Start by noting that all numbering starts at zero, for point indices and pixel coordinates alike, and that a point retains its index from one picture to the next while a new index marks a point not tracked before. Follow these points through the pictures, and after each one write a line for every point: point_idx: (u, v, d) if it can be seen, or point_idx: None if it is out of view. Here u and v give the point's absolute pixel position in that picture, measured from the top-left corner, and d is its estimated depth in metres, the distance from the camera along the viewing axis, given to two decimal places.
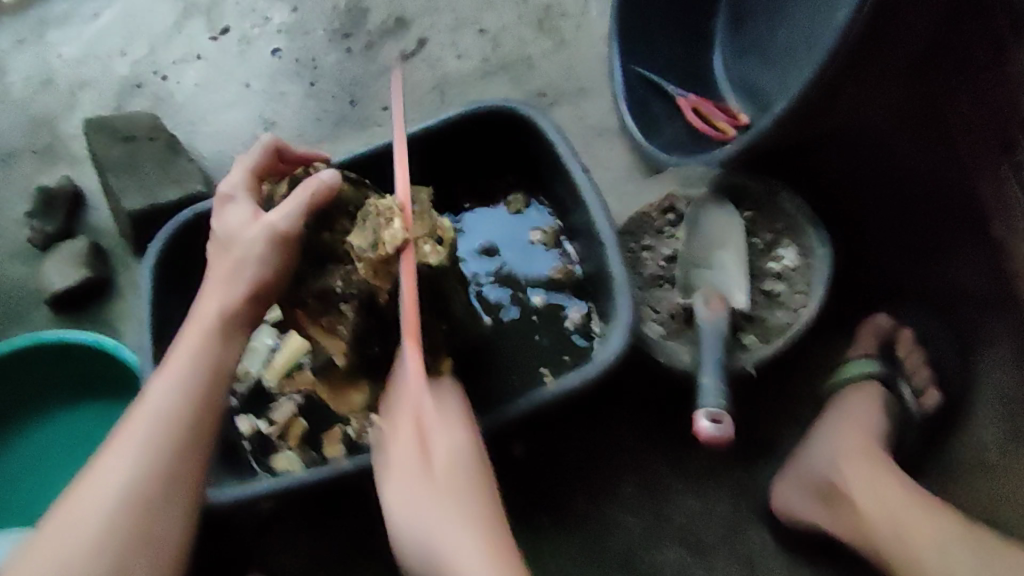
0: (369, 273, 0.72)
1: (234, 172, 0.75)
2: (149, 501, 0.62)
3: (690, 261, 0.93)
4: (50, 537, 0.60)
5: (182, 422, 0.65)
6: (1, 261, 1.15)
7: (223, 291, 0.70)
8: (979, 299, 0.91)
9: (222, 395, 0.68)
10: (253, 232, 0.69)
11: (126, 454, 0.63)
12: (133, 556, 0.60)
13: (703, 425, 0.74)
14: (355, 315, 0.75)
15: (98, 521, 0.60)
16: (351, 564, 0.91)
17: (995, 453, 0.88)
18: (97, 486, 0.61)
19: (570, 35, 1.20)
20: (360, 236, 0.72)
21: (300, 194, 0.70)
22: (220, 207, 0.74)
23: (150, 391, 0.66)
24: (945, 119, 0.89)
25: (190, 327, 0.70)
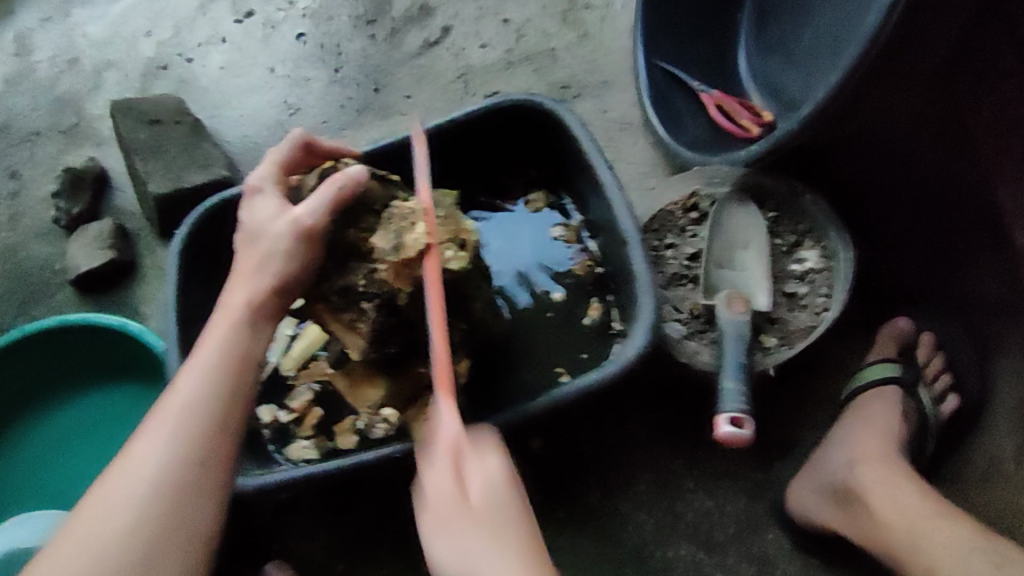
0: (390, 275, 0.72)
1: (262, 165, 0.76)
2: (181, 486, 0.63)
3: (713, 260, 0.91)
4: (86, 521, 0.61)
5: (212, 409, 0.66)
6: (28, 242, 1.17)
7: (249, 285, 0.70)
8: (994, 305, 0.92)
9: (250, 382, 0.69)
10: (280, 227, 0.70)
11: (157, 442, 0.64)
12: (166, 543, 0.62)
13: (722, 424, 0.75)
14: (376, 313, 0.74)
15: (132, 509, 0.62)
16: (369, 550, 0.93)
17: (1011, 463, 0.88)
18: (129, 474, 0.63)
19: (596, 26, 1.19)
20: (383, 236, 0.73)
21: (327, 188, 0.70)
22: (248, 199, 0.74)
23: (181, 377, 0.67)
24: (965, 124, 0.92)
25: (217, 317, 0.70)
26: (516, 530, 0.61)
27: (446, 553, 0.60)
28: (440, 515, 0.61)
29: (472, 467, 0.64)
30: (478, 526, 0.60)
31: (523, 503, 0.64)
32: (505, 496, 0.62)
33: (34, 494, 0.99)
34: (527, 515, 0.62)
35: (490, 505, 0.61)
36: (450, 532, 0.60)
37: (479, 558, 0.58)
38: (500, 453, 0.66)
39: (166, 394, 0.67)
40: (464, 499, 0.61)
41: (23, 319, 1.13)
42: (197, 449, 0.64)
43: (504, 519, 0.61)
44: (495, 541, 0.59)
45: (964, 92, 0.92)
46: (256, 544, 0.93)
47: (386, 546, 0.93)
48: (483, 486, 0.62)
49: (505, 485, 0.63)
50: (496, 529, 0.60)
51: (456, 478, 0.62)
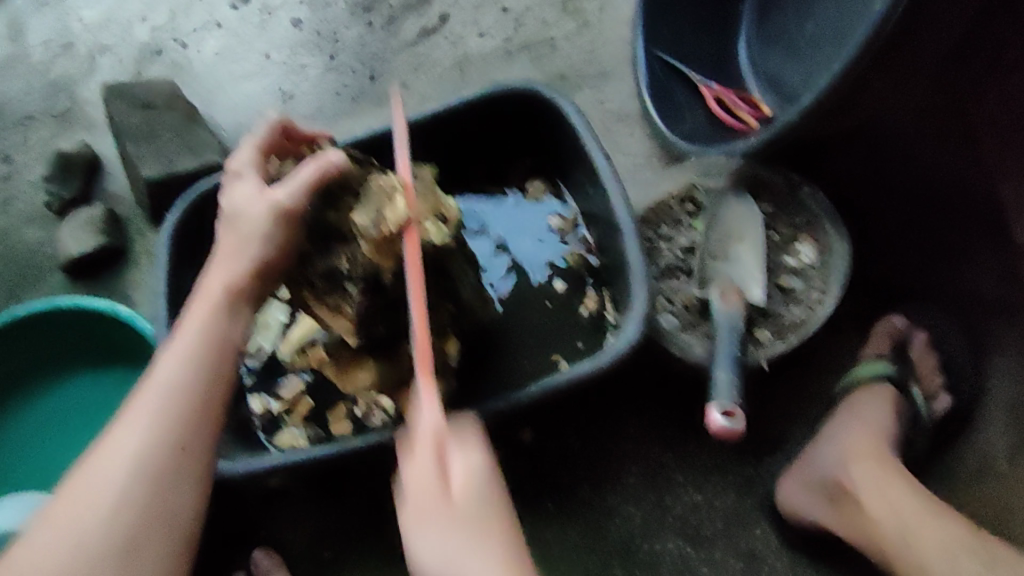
0: (371, 251, 0.72)
1: (242, 150, 0.74)
2: (160, 474, 0.62)
3: (707, 252, 0.91)
4: (68, 502, 0.60)
5: (192, 395, 0.65)
6: (19, 225, 1.16)
7: (226, 267, 0.69)
8: (990, 302, 0.91)
9: (231, 367, 0.68)
10: (259, 209, 0.68)
11: (138, 429, 0.63)
12: (145, 528, 0.61)
13: (716, 417, 0.74)
14: (360, 295, 0.75)
15: (111, 498, 0.61)
16: (357, 539, 0.92)
17: (1004, 461, 0.87)
18: (108, 456, 0.62)
19: (596, 17, 1.18)
20: (364, 214, 0.71)
21: (308, 171, 0.70)
22: (227, 182, 0.72)
23: (160, 363, 0.66)
24: (966, 117, 0.91)
25: (195, 301, 0.69)
26: (500, 536, 0.59)
27: (430, 548, 0.58)
28: (424, 510, 0.59)
29: (456, 457, 0.62)
30: (462, 523, 0.59)
31: (504, 504, 0.62)
32: (487, 493, 0.61)
33: (20, 479, 0.98)
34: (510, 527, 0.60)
35: (474, 500, 0.60)
36: (431, 535, 0.59)
37: (462, 562, 0.58)
38: (480, 447, 0.65)
39: (145, 379, 0.66)
40: (447, 493, 0.60)
41: (13, 302, 1.12)
42: (178, 434, 0.64)
43: (487, 520, 0.60)
44: (478, 548, 0.58)
45: (965, 88, 0.90)
46: (242, 531, 0.92)
47: (374, 533, 0.92)
48: (466, 472, 0.62)
49: (489, 480, 0.62)
50: (478, 532, 0.59)
51: (439, 476, 0.61)
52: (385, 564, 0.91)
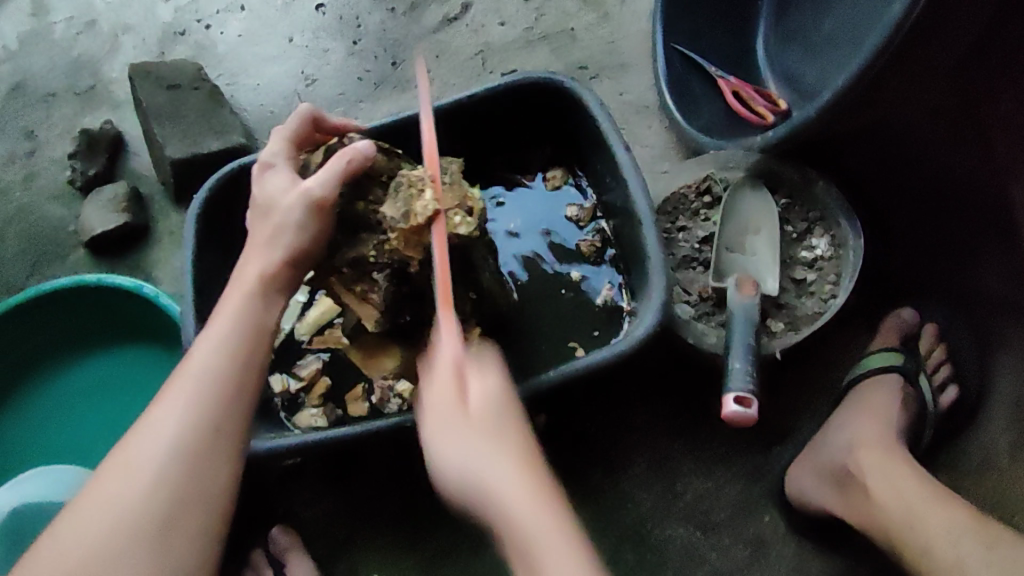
0: (400, 242, 0.73)
1: (273, 142, 0.76)
2: (198, 451, 0.65)
3: (723, 244, 0.93)
4: (110, 477, 0.64)
5: (228, 376, 0.67)
6: (44, 201, 1.17)
7: (262, 257, 0.71)
8: (997, 301, 0.93)
9: (265, 349, 0.71)
10: (291, 199, 0.70)
11: (177, 409, 0.65)
12: (183, 501, 0.64)
13: (729, 403, 0.76)
14: (388, 283, 0.77)
15: (149, 474, 0.63)
16: (373, 517, 0.95)
17: (1006, 457, 0.90)
18: (150, 434, 0.65)
19: (617, 8, 1.19)
20: (392, 207, 0.73)
21: (336, 161, 0.71)
22: (260, 173, 0.75)
23: (197, 348, 0.68)
24: (981, 117, 0.91)
25: (231, 289, 0.72)
26: (516, 445, 0.61)
27: (447, 453, 0.61)
28: (441, 425, 0.62)
29: (473, 382, 0.64)
30: (478, 436, 0.61)
31: (523, 418, 0.64)
32: (505, 409, 0.63)
33: (41, 450, 1.01)
34: (528, 437, 0.62)
35: (492, 414, 0.62)
36: (450, 431, 0.61)
37: (482, 459, 0.59)
38: (501, 372, 0.67)
39: (183, 363, 0.68)
40: (464, 408, 0.62)
41: (37, 277, 1.14)
42: (214, 415, 0.66)
43: (504, 430, 0.62)
44: (496, 453, 0.60)
45: (984, 87, 0.91)
46: (262, 507, 0.95)
47: (389, 513, 0.95)
48: (484, 396, 0.63)
49: (505, 403, 0.64)
50: (496, 442, 0.61)
51: (457, 392, 0.63)
52: (400, 543, 0.94)
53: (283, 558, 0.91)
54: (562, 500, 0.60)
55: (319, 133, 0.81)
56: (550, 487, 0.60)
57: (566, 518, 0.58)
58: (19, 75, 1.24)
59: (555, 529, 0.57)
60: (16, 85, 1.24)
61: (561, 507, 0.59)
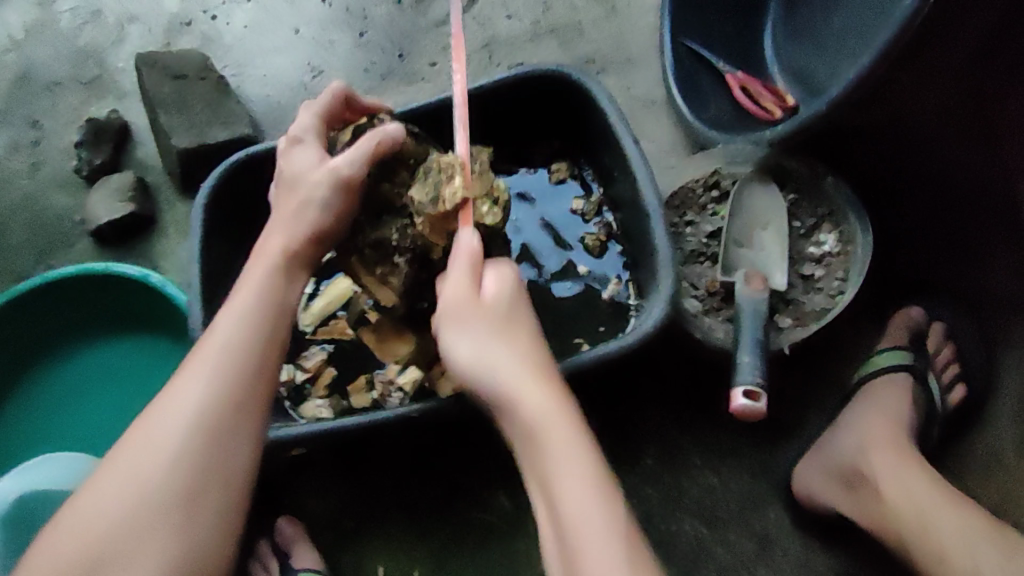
0: (426, 228, 0.73)
1: (303, 116, 0.76)
2: (218, 428, 0.65)
3: (733, 238, 0.93)
4: (133, 451, 0.63)
5: (247, 356, 0.67)
6: (49, 191, 1.17)
7: (285, 231, 0.72)
8: (1008, 299, 0.92)
9: (285, 331, 0.70)
10: (318, 176, 0.70)
11: (199, 382, 0.65)
12: (205, 479, 0.64)
13: (738, 396, 0.76)
14: (408, 267, 0.77)
15: (172, 448, 0.63)
16: (380, 508, 0.95)
17: (1011, 453, 0.90)
18: (172, 409, 0.64)
19: (625, 3, 1.19)
20: (421, 190, 0.73)
21: (367, 141, 0.71)
22: (288, 148, 0.75)
23: (219, 321, 0.68)
24: (993, 120, 0.91)
25: (254, 263, 0.71)
26: (523, 339, 0.65)
27: (462, 339, 0.64)
28: (455, 314, 0.64)
29: (489, 275, 0.68)
30: (491, 327, 0.64)
31: (531, 317, 0.68)
32: (514, 309, 0.67)
33: (44, 437, 1.01)
34: (532, 336, 0.66)
35: (504, 304, 0.66)
36: (462, 324, 0.64)
37: (492, 348, 0.63)
38: (513, 268, 0.70)
39: (204, 338, 0.68)
40: (478, 300, 0.65)
41: (42, 267, 1.14)
42: (234, 390, 0.65)
43: (515, 322, 0.66)
44: (506, 345, 0.64)
45: (996, 90, 0.90)
46: (268, 497, 0.95)
47: (395, 504, 0.95)
48: (498, 284, 0.67)
49: (517, 299, 0.67)
50: (505, 331, 0.65)
51: (473, 281, 0.66)
52: (407, 534, 0.94)
53: (289, 548, 0.91)
54: (564, 391, 0.65)
55: (350, 110, 0.80)
56: (555, 380, 0.65)
57: (569, 412, 0.63)
58: (25, 64, 1.24)
59: (563, 415, 0.62)
60: (22, 75, 1.24)
61: (570, 404, 0.64)
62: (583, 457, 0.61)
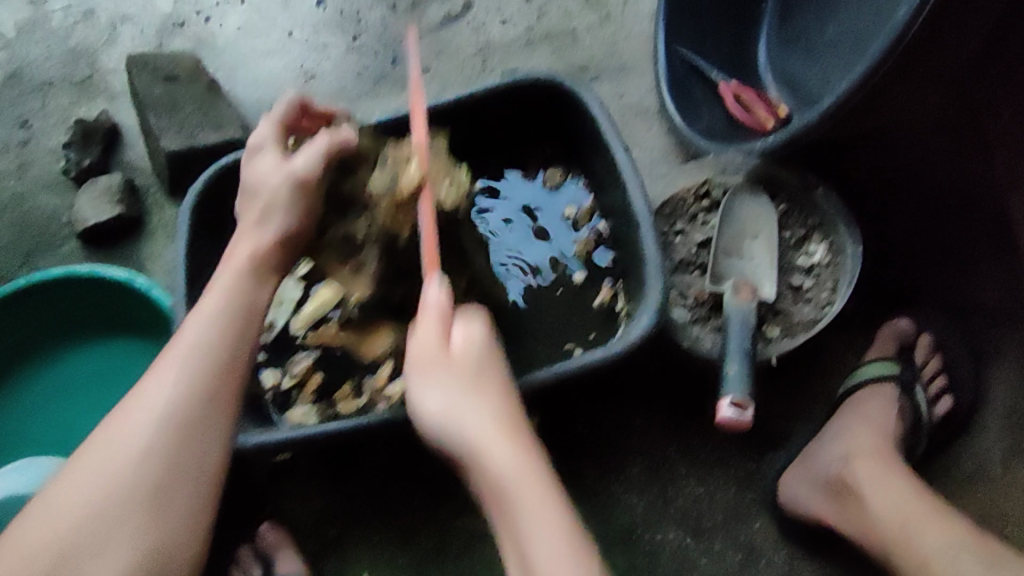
0: (390, 213, 0.78)
1: (263, 123, 0.77)
2: (185, 433, 0.64)
3: (721, 249, 0.93)
4: (98, 450, 0.62)
5: (217, 359, 0.66)
6: (36, 190, 1.16)
7: (251, 239, 0.71)
8: (996, 311, 0.95)
9: (255, 334, 0.69)
10: (277, 179, 0.72)
11: (166, 387, 0.64)
12: (172, 485, 0.63)
13: (723, 407, 0.77)
14: (378, 258, 0.80)
15: (137, 452, 0.62)
16: (362, 517, 0.94)
17: (998, 465, 0.91)
18: (137, 413, 0.63)
19: (619, 11, 1.19)
20: (380, 178, 0.80)
21: (322, 143, 0.74)
22: (248, 156, 0.76)
23: (188, 325, 0.67)
24: (981, 130, 0.98)
25: (221, 269, 0.71)
26: (494, 393, 0.63)
27: (433, 403, 0.62)
28: (446, 363, 0.63)
29: (454, 327, 0.66)
30: (475, 385, 0.63)
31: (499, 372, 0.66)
32: (482, 359, 0.65)
33: (22, 442, 1.00)
34: (499, 382, 0.64)
35: (473, 361, 0.64)
36: (451, 376, 0.63)
37: (464, 395, 0.62)
38: (479, 322, 0.68)
39: (172, 341, 0.67)
40: (454, 357, 0.64)
41: (28, 268, 1.13)
42: (203, 395, 0.65)
43: (483, 377, 0.64)
44: (474, 396, 0.62)
45: (979, 102, 0.98)
46: (251, 501, 0.94)
47: (380, 511, 0.94)
48: (465, 341, 0.65)
49: (483, 353, 0.65)
50: (475, 384, 0.63)
51: (443, 334, 0.64)
52: (390, 541, 0.93)
53: (270, 554, 0.90)
54: (537, 447, 0.62)
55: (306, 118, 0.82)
56: (518, 419, 0.64)
57: (544, 469, 0.61)
58: (15, 63, 1.23)
59: (529, 471, 0.60)
60: (13, 72, 1.23)
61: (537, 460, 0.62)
62: (551, 515, 0.58)
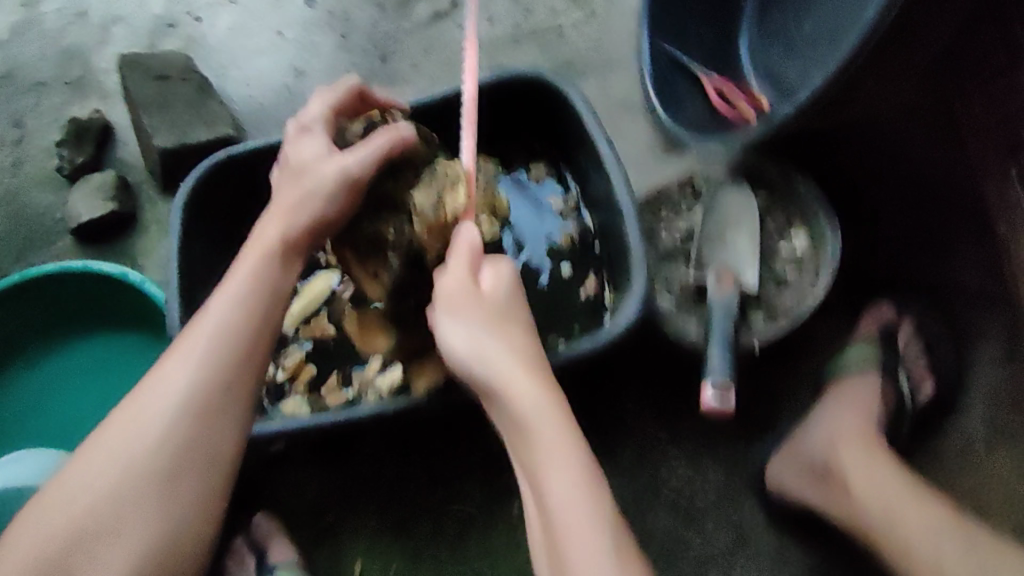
0: (424, 231, 0.74)
1: (315, 106, 0.77)
2: (205, 411, 0.65)
3: (704, 238, 0.95)
4: (122, 425, 0.64)
5: (239, 340, 0.68)
6: (31, 189, 1.18)
7: (285, 219, 0.72)
8: (976, 293, 0.96)
9: (279, 316, 0.71)
10: (325, 169, 0.71)
11: (187, 366, 0.66)
12: (190, 463, 0.64)
13: (707, 395, 0.79)
14: (400, 266, 0.76)
15: (159, 429, 0.64)
16: (358, 506, 0.95)
17: (982, 448, 0.92)
18: (155, 391, 0.65)
19: (603, 8, 1.21)
20: (424, 193, 0.74)
21: (381, 141, 0.71)
22: (297, 136, 0.76)
23: (213, 303, 0.69)
24: (955, 113, 0.96)
25: (250, 248, 0.72)
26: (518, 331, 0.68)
27: (458, 334, 0.66)
28: (460, 300, 0.66)
29: (484, 268, 0.70)
30: (495, 319, 0.67)
31: (523, 310, 0.71)
32: (510, 298, 0.69)
33: (17, 436, 1.01)
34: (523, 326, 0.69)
35: (499, 300, 0.69)
36: (468, 309, 0.66)
37: (489, 338, 0.66)
38: (508, 265, 0.73)
39: (197, 318, 0.69)
40: (477, 291, 0.68)
41: (22, 266, 1.15)
42: (225, 377, 0.66)
43: (508, 317, 0.68)
44: (496, 330, 0.66)
45: (950, 86, 0.96)
46: (248, 493, 0.96)
47: (374, 500, 0.95)
48: (493, 282, 0.70)
49: (512, 294, 0.70)
50: (498, 322, 0.67)
51: (471, 274, 0.68)
52: (385, 529, 0.94)
53: (267, 544, 0.91)
54: (557, 387, 0.67)
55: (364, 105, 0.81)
56: (539, 355, 0.69)
57: (561, 404, 0.65)
58: (9, 63, 1.25)
59: (550, 409, 0.64)
60: (6, 73, 1.24)
61: (558, 397, 0.66)
62: (561, 433, 0.63)
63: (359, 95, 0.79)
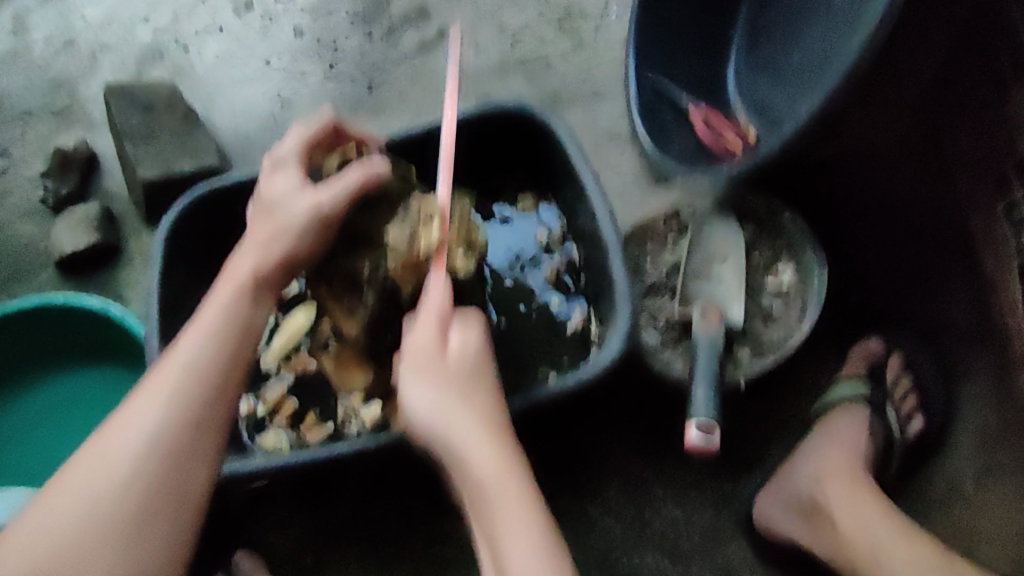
0: (398, 269, 0.74)
1: (289, 140, 0.76)
2: (172, 453, 0.63)
3: (690, 273, 0.94)
4: (85, 467, 0.61)
5: (211, 382, 0.66)
6: (15, 220, 1.17)
7: (257, 253, 0.70)
8: (963, 330, 0.94)
9: (249, 354, 0.69)
10: (297, 207, 0.71)
11: (155, 406, 0.64)
12: (156, 508, 0.61)
13: (692, 432, 0.77)
14: (376, 302, 0.77)
15: (125, 472, 0.61)
16: (339, 546, 0.93)
17: (971, 484, 0.90)
18: (121, 430, 0.63)
19: (591, 37, 1.21)
20: (398, 229, 0.74)
21: (352, 177, 0.71)
22: (269, 171, 0.75)
23: (182, 339, 0.67)
24: (945, 152, 0.95)
25: (222, 283, 0.70)
26: (527, 502, 0.60)
27: (421, 399, 0.62)
28: (422, 366, 0.63)
29: (454, 329, 0.66)
30: (457, 384, 0.63)
31: (492, 382, 0.66)
32: (479, 361, 0.65)
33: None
34: (531, 495, 0.60)
35: (467, 366, 0.64)
36: (431, 377, 0.62)
37: (451, 406, 0.61)
38: (479, 326, 0.68)
39: (166, 355, 0.67)
40: (443, 354, 0.64)
41: (4, 298, 1.13)
42: (194, 417, 0.64)
43: (475, 383, 0.64)
44: (462, 398, 0.62)
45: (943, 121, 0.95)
46: (227, 531, 0.94)
47: (356, 539, 0.94)
48: (462, 344, 0.65)
49: (480, 358, 0.66)
50: (465, 388, 0.63)
51: (438, 338, 0.64)
52: (366, 569, 0.93)
53: None
54: (524, 467, 0.62)
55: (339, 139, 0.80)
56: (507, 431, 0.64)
57: (525, 482, 0.61)
58: None
59: (508, 483, 0.60)
60: None
61: (523, 474, 0.61)
62: (501, 465, 0.60)
63: (334, 129, 0.78)
